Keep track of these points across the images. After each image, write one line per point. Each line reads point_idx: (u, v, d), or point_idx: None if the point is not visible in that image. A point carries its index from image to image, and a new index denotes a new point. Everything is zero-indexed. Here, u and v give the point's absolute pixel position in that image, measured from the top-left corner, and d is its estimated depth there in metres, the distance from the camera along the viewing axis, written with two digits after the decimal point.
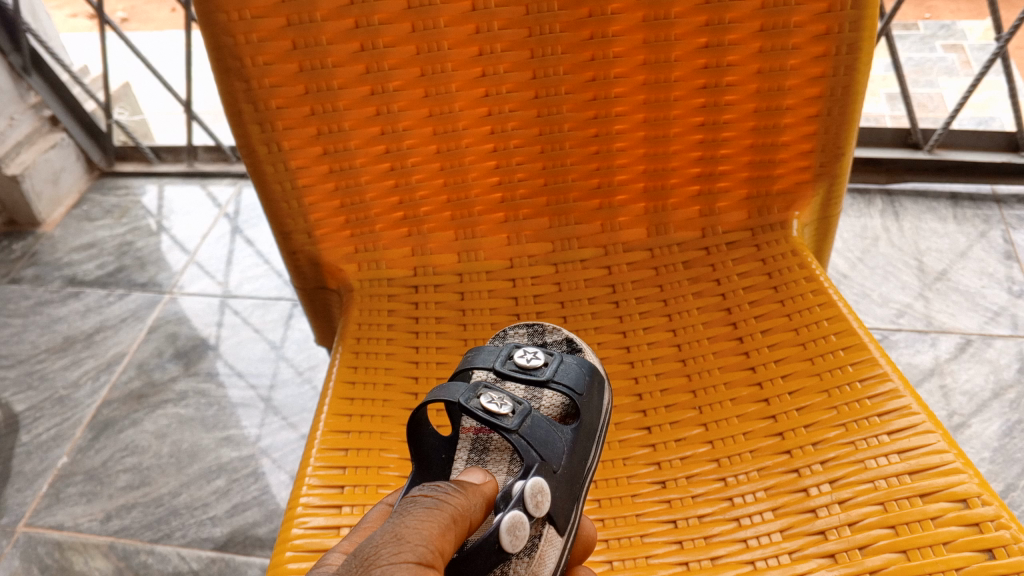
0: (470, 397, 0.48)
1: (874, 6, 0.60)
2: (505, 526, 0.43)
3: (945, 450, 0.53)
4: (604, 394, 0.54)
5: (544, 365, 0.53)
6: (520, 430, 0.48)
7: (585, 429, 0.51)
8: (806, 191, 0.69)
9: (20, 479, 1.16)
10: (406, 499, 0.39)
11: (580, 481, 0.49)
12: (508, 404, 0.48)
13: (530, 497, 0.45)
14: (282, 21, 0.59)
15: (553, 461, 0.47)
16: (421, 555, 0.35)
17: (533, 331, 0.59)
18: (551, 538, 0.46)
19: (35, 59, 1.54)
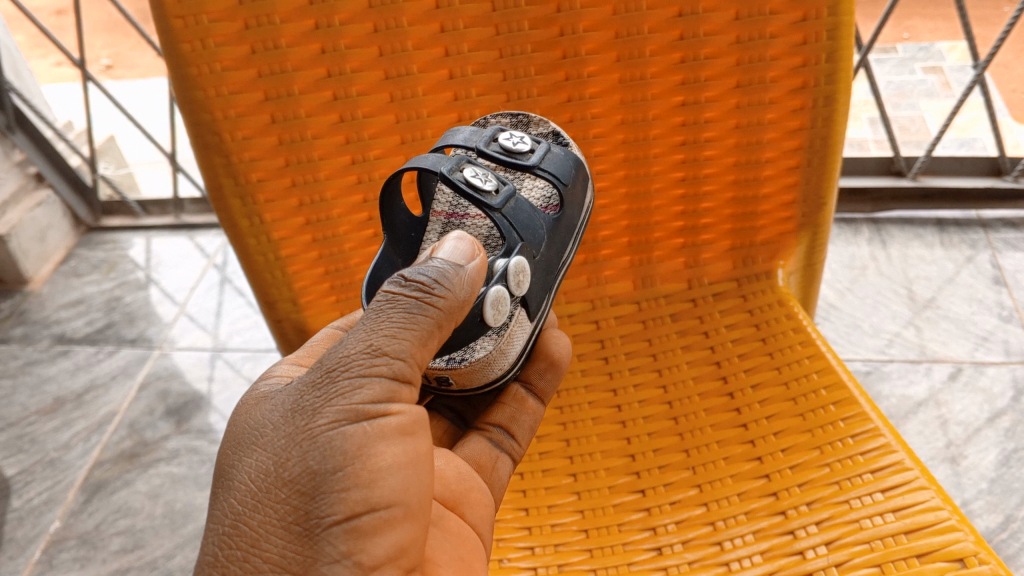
0: (454, 170, 0.54)
1: (848, 60, 0.60)
2: (489, 300, 0.52)
3: (940, 508, 0.52)
4: (585, 191, 0.60)
5: (531, 151, 0.57)
6: (503, 210, 0.54)
7: (565, 222, 0.58)
8: (789, 241, 0.69)
9: (13, 545, 1.14)
10: (387, 294, 0.43)
11: (553, 269, 0.58)
12: (493, 183, 0.55)
13: (513, 276, 0.53)
14: (260, 95, 0.59)
15: (535, 245, 0.55)
16: (393, 362, 0.42)
17: (517, 120, 0.60)
18: (521, 320, 0.55)
19: (19, 117, 1.56)
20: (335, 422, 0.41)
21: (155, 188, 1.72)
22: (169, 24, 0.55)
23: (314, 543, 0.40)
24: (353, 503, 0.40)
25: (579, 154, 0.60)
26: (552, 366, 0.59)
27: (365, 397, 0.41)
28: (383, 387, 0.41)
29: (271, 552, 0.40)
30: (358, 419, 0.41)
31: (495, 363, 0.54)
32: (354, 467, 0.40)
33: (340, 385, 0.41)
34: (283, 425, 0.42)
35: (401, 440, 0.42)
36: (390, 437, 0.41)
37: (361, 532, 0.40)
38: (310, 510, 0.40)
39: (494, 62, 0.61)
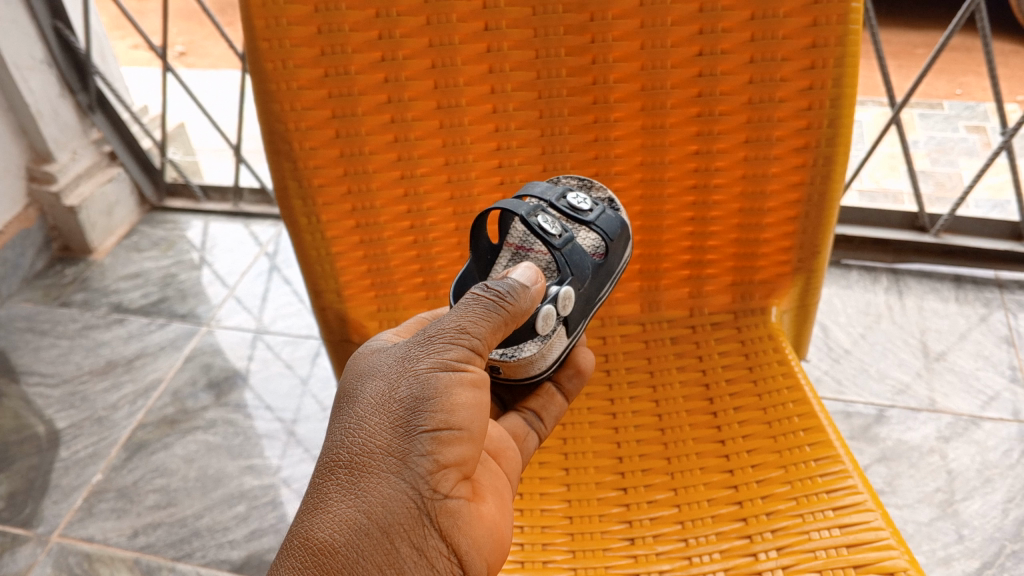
0: (529, 214, 0.62)
1: (849, 127, 0.66)
2: (542, 313, 0.59)
3: (881, 528, 0.59)
4: (625, 251, 0.68)
5: (590, 209, 0.65)
6: (562, 249, 0.63)
7: (606, 268, 0.66)
8: (785, 283, 0.75)
9: (58, 491, 1.24)
10: (476, 292, 0.53)
11: (592, 302, 0.66)
12: (558, 228, 0.63)
13: (561, 300, 0.61)
14: (328, 113, 0.67)
15: (580, 280, 0.63)
16: (475, 339, 0.51)
17: (582, 183, 0.69)
18: (561, 335, 0.63)
19: (101, 99, 1.66)
20: (429, 368, 0.50)
21: (218, 175, 1.83)
22: (257, 45, 0.64)
23: (404, 448, 0.49)
24: (439, 423, 0.49)
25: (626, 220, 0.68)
26: (579, 374, 0.67)
27: (454, 353, 0.51)
28: (466, 352, 0.51)
29: (372, 450, 0.49)
30: (450, 366, 0.50)
31: (536, 363, 0.62)
32: (440, 398, 0.49)
33: (433, 345, 0.51)
34: (394, 366, 0.52)
35: (478, 394, 0.51)
36: (468, 388, 0.50)
37: (441, 447, 0.49)
38: (405, 423, 0.49)
39: (533, 101, 0.69)
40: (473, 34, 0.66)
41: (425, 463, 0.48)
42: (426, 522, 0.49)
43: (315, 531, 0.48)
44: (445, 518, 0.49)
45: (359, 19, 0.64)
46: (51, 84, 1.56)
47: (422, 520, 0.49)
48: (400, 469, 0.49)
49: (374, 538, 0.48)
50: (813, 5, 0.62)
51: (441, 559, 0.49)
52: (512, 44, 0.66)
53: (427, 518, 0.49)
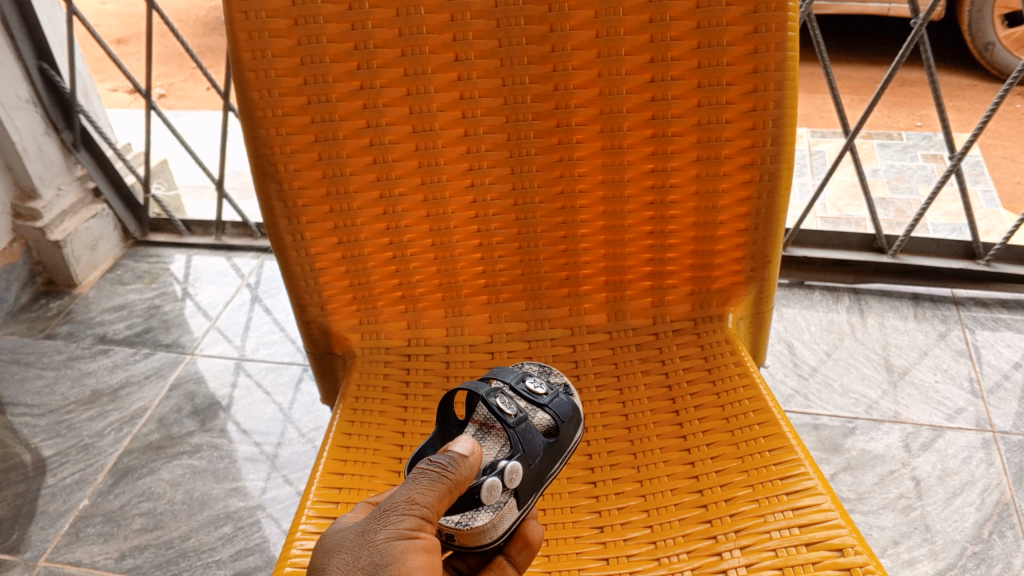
0: (487, 395, 0.64)
1: (791, 145, 0.72)
2: (486, 485, 0.59)
3: (830, 509, 0.64)
4: (577, 432, 0.68)
5: (545, 393, 0.68)
6: (515, 428, 0.63)
7: (558, 447, 0.65)
8: (739, 290, 0.81)
9: (44, 517, 1.26)
10: (422, 464, 0.54)
11: (543, 478, 0.64)
12: (513, 408, 0.64)
13: (507, 472, 0.60)
14: (311, 137, 0.72)
15: (529, 457, 0.62)
16: (425, 507, 0.52)
17: (543, 370, 0.73)
18: (511, 507, 0.60)
19: (85, 137, 1.70)
20: (386, 535, 0.50)
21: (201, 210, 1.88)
22: (245, 76, 0.69)
23: None
24: None
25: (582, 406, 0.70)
26: (528, 546, 0.62)
27: (409, 521, 0.51)
28: (418, 520, 0.51)
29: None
30: (405, 536, 0.50)
31: (488, 534, 0.59)
32: (395, 563, 0.49)
33: (389, 514, 0.51)
34: (352, 535, 0.52)
35: (433, 558, 0.50)
36: (423, 553, 0.50)
37: None
38: None
39: (502, 125, 0.74)
40: (445, 64, 0.71)
41: None
42: None
43: None
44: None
45: (339, 51, 0.70)
46: (36, 123, 1.59)
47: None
48: None
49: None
50: (753, 35, 0.69)
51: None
52: (481, 73, 0.72)
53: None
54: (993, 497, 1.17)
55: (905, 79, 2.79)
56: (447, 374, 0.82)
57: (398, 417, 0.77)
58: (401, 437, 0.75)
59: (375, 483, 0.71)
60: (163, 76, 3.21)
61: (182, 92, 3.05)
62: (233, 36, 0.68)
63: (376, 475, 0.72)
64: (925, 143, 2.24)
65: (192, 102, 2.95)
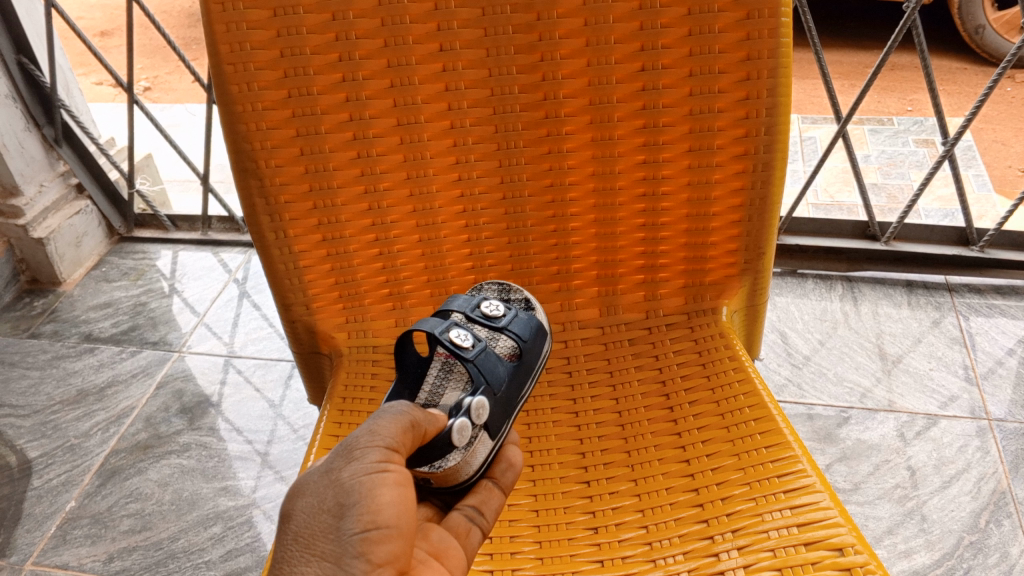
0: (443, 332, 0.64)
1: (786, 134, 0.71)
2: (455, 428, 0.59)
3: (829, 507, 0.63)
4: (542, 345, 0.70)
5: (502, 316, 0.69)
6: (475, 361, 0.64)
7: (522, 367, 0.67)
8: (733, 283, 0.80)
9: (31, 520, 1.24)
10: (380, 407, 0.54)
11: (513, 403, 0.66)
12: (470, 340, 0.65)
13: (474, 411, 0.62)
14: (293, 132, 0.70)
15: (494, 387, 0.64)
16: (388, 442, 0.51)
17: (502, 289, 0.76)
18: (483, 439, 0.62)
19: (67, 132, 1.67)
20: (353, 470, 0.48)
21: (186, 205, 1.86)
22: (223, 70, 0.67)
23: (336, 550, 0.46)
24: (367, 521, 0.47)
25: (544, 318, 0.72)
26: (511, 467, 0.64)
27: (375, 455, 0.49)
28: (383, 453, 0.50)
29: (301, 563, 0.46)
30: (373, 469, 0.49)
31: (463, 471, 0.61)
32: (367, 496, 0.47)
33: (354, 451, 0.49)
34: (314, 479, 0.50)
35: (404, 489, 0.49)
36: (394, 485, 0.49)
37: (372, 546, 0.46)
38: (335, 527, 0.47)
39: (488, 117, 0.72)
40: (429, 54, 0.69)
41: (359, 563, 0.46)
42: None
43: None
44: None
45: (320, 42, 0.68)
46: (17, 118, 1.56)
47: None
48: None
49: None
50: (745, 22, 0.67)
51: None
52: (466, 64, 0.70)
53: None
54: (989, 485, 1.16)
55: (895, 64, 2.77)
56: None
57: None
58: None
59: None
60: (148, 69, 3.17)
61: (166, 85, 3.01)
62: (210, 29, 0.66)
63: None
64: (917, 128, 2.23)
65: (176, 95, 2.92)
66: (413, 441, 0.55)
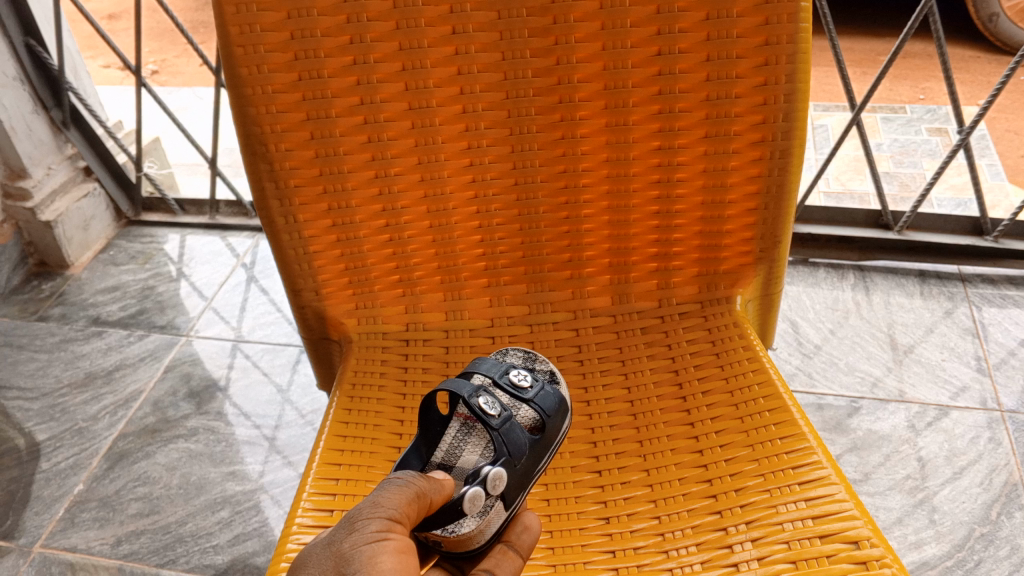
0: (471, 395, 0.62)
1: (804, 121, 0.69)
2: (468, 495, 0.56)
3: (845, 500, 0.62)
4: (566, 421, 0.67)
5: (529, 386, 0.67)
6: (501, 430, 0.61)
7: (545, 441, 0.64)
8: (748, 272, 0.79)
9: (39, 503, 1.25)
10: (386, 478, 0.52)
11: (531, 476, 0.63)
12: (496, 408, 0.62)
13: (490, 480, 0.58)
14: (303, 115, 0.69)
15: (515, 459, 0.61)
16: (391, 511, 0.49)
17: (528, 357, 0.73)
18: (499, 510, 0.59)
19: (75, 114, 1.66)
20: (352, 540, 0.47)
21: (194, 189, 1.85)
22: (232, 51, 0.66)
23: None
24: None
25: (568, 395, 0.70)
26: (528, 530, 0.59)
27: (376, 523, 0.48)
28: (385, 523, 0.48)
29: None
30: (373, 538, 0.47)
31: (476, 540, 0.58)
32: (366, 564, 0.45)
33: (355, 521, 0.48)
34: (316, 552, 0.48)
35: (407, 558, 0.47)
36: (395, 553, 0.47)
37: None
38: None
39: (501, 101, 0.71)
40: (442, 37, 0.68)
41: None
42: None
43: None
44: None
45: (331, 24, 0.67)
46: (25, 101, 1.56)
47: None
48: None
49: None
50: (764, 5, 0.66)
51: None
52: (479, 47, 0.69)
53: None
54: (1001, 477, 1.15)
55: (908, 52, 2.74)
56: (447, 360, 0.80)
57: (396, 405, 0.75)
58: (400, 426, 0.73)
59: (374, 474, 0.69)
60: (155, 52, 3.16)
61: (174, 68, 3.01)
62: (220, 10, 0.65)
63: (375, 465, 0.69)
64: (930, 117, 2.20)
65: (184, 78, 2.91)
66: (423, 514, 0.53)
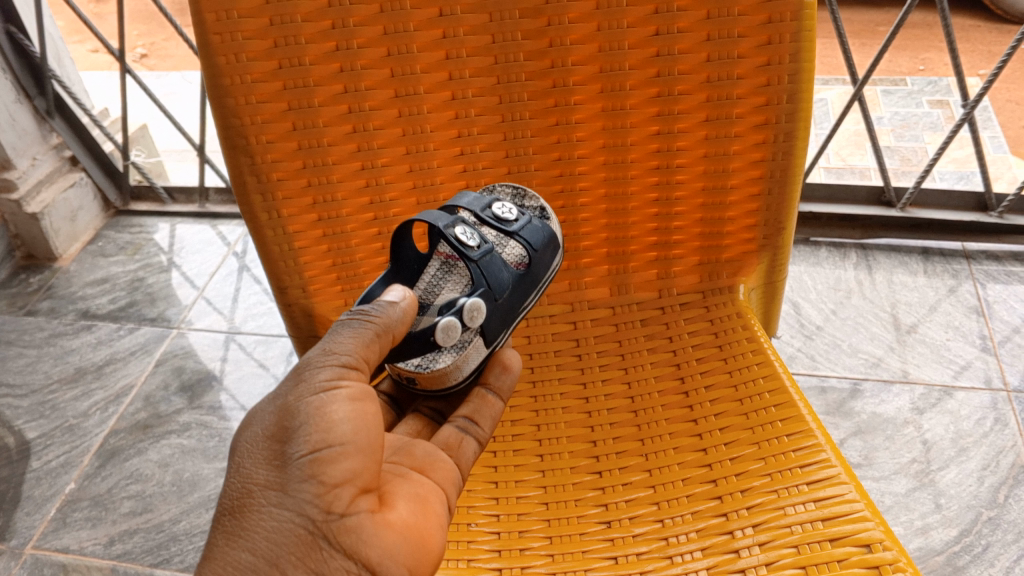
0: (447, 227, 0.61)
1: (809, 101, 0.66)
2: (441, 326, 0.58)
3: (855, 500, 0.60)
4: (553, 258, 0.68)
5: (514, 219, 0.65)
6: (479, 262, 0.62)
7: (529, 276, 0.65)
8: (752, 260, 0.76)
9: (30, 503, 1.22)
10: (343, 317, 0.54)
11: (513, 313, 0.65)
12: (474, 240, 0.62)
13: (467, 313, 0.60)
14: (284, 105, 0.66)
15: (494, 292, 0.62)
16: (344, 355, 0.51)
17: (515, 193, 0.70)
18: (478, 346, 0.63)
19: (58, 103, 1.62)
20: (301, 393, 0.49)
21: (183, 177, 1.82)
22: (208, 39, 0.63)
23: (286, 474, 0.47)
24: (317, 441, 0.47)
25: (557, 229, 0.69)
26: (506, 371, 0.65)
27: (327, 372, 0.50)
28: (337, 369, 0.50)
29: (256, 484, 0.48)
30: (324, 387, 0.49)
31: (452, 376, 0.62)
32: (316, 415, 0.48)
33: (304, 373, 0.50)
34: (270, 402, 0.51)
35: (361, 402, 0.49)
36: (348, 400, 0.49)
37: (323, 468, 0.47)
38: (283, 453, 0.47)
39: (492, 86, 0.68)
40: (428, 20, 0.65)
41: (309, 485, 0.47)
42: (324, 544, 0.46)
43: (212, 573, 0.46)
44: (347, 537, 0.47)
45: (311, 8, 0.63)
46: (6, 91, 1.51)
47: (318, 545, 0.46)
48: (286, 498, 0.47)
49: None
50: None
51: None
52: (468, 29, 0.66)
53: (325, 540, 0.46)
54: (1008, 459, 1.13)
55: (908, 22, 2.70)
56: None
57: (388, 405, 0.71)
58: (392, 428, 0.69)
59: None
60: (144, 35, 3.11)
61: (163, 52, 2.96)
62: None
63: None
64: (931, 89, 2.16)
65: (173, 62, 2.86)
66: (385, 351, 0.55)
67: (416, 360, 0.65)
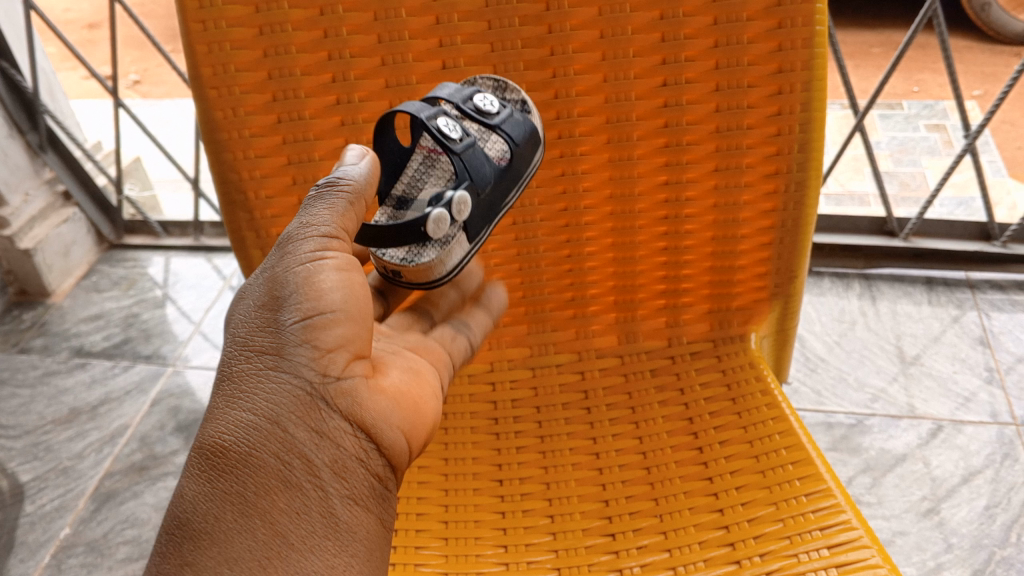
0: (428, 118, 0.59)
1: (820, 151, 0.65)
2: (431, 218, 0.57)
3: (878, 565, 0.57)
4: (534, 152, 0.64)
5: (496, 113, 0.61)
6: (463, 155, 0.60)
7: (512, 173, 0.63)
8: (763, 308, 0.74)
9: (24, 549, 1.20)
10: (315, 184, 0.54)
11: (497, 209, 0.63)
12: (456, 132, 0.60)
13: (455, 205, 0.59)
14: (284, 160, 0.65)
15: (478, 187, 0.61)
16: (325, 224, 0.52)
17: (496, 87, 0.63)
18: (461, 241, 0.62)
19: (51, 137, 1.60)
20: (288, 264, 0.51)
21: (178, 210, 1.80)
22: (205, 94, 0.61)
23: (281, 341, 0.49)
24: (310, 309, 0.49)
25: (540, 124, 0.64)
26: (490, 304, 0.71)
27: (310, 241, 0.51)
28: (320, 240, 0.52)
29: (247, 351, 0.50)
30: (310, 257, 0.51)
31: (436, 271, 0.61)
32: (305, 284, 0.50)
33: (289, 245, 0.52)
34: (257, 276, 0.52)
35: (348, 271, 0.52)
36: (336, 269, 0.51)
37: (318, 334, 0.50)
38: (275, 320, 0.50)
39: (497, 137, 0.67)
40: (431, 73, 0.64)
41: (306, 350, 0.49)
42: (322, 405, 0.49)
43: (207, 434, 0.48)
44: (345, 398, 0.50)
45: (311, 61, 0.62)
46: None
47: (317, 405, 0.49)
48: (282, 362, 0.49)
49: (266, 431, 0.47)
50: (777, 30, 0.61)
51: (345, 436, 0.50)
52: (471, 81, 0.64)
53: (323, 401, 0.49)
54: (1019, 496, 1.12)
55: None
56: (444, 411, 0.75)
57: None
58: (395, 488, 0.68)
59: None
60: (137, 61, 3.09)
61: (156, 78, 2.94)
62: (189, 48, 0.60)
63: None
64: (928, 112, 2.12)
65: (166, 88, 2.85)
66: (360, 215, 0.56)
67: (403, 250, 0.63)
